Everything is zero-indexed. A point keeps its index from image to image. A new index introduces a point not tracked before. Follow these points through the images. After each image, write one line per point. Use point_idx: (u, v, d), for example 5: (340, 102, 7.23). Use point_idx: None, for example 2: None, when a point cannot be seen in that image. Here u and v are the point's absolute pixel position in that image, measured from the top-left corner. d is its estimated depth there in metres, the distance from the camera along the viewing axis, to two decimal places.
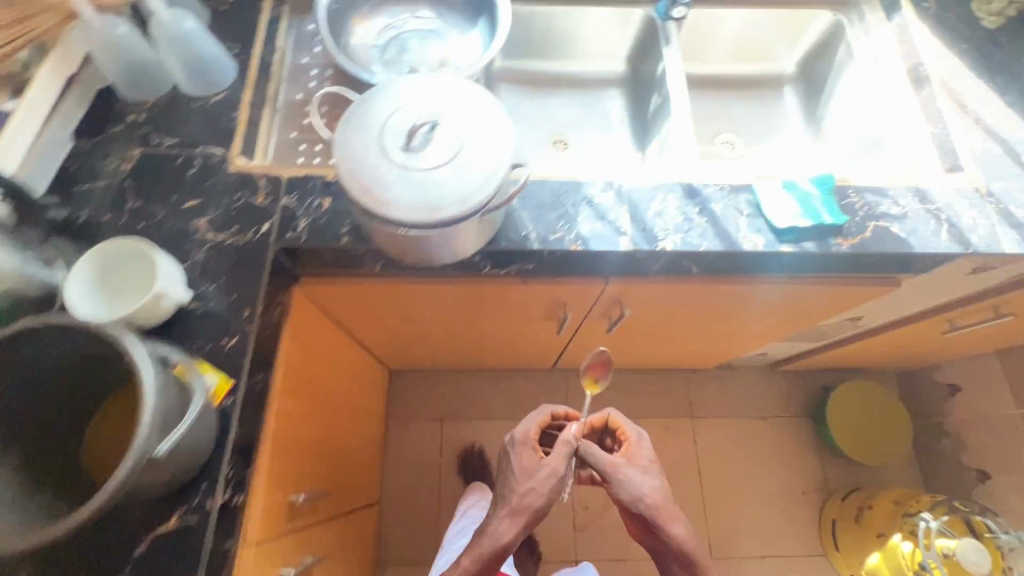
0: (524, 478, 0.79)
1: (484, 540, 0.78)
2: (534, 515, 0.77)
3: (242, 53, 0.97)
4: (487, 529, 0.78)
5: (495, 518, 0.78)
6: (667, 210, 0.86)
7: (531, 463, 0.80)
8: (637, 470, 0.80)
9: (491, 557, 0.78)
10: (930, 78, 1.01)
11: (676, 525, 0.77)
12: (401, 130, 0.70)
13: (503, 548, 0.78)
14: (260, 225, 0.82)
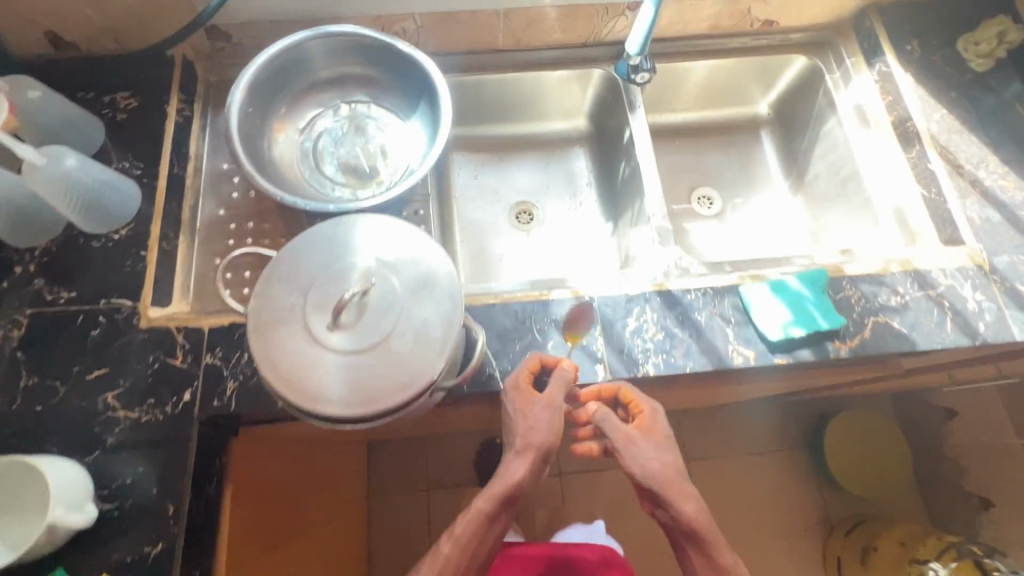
0: (539, 429, 0.64)
1: (490, 489, 0.63)
2: (534, 448, 0.63)
3: (147, 172, 0.83)
4: (495, 481, 0.63)
5: (500, 474, 0.63)
6: (646, 325, 0.77)
7: (530, 400, 0.66)
8: (647, 444, 0.64)
9: (494, 507, 0.62)
10: (921, 135, 0.92)
11: (689, 499, 0.61)
12: (328, 302, 0.59)
13: (506, 491, 0.62)
14: (180, 394, 0.71)
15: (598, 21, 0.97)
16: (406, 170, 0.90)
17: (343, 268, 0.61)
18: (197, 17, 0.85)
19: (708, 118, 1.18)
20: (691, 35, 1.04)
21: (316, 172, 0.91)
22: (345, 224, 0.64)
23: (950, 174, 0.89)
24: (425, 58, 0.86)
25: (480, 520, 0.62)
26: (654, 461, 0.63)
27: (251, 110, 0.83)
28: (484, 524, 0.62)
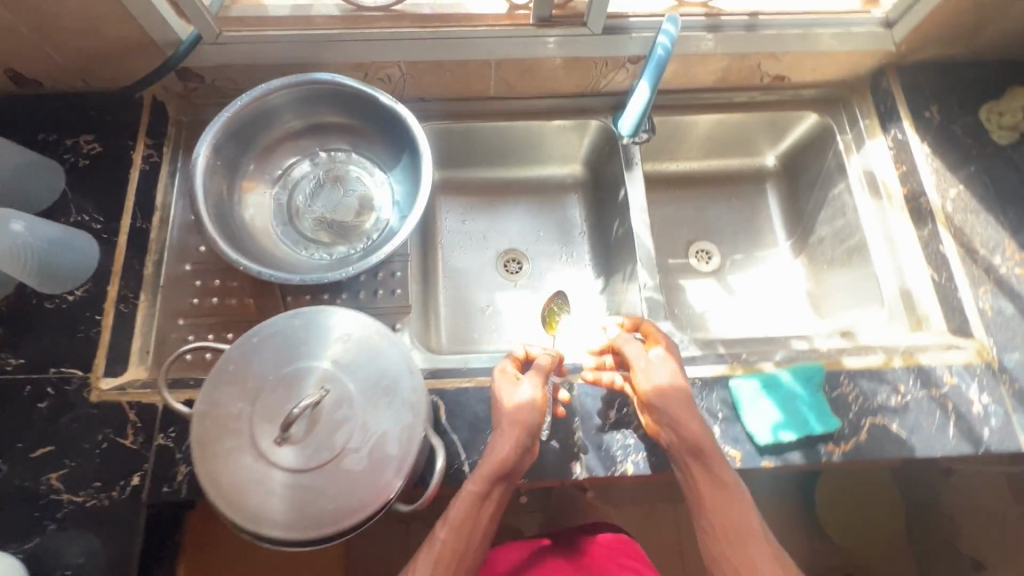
0: (523, 405, 0.64)
1: (488, 463, 0.61)
2: (528, 424, 0.63)
3: (108, 226, 0.78)
4: (490, 454, 0.62)
5: (498, 443, 0.63)
6: (627, 418, 0.73)
7: (512, 386, 0.67)
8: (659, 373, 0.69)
9: (499, 475, 0.61)
10: (934, 212, 0.86)
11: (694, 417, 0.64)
12: (277, 412, 0.54)
13: (511, 458, 0.61)
14: (127, 478, 0.67)
15: (596, 74, 0.90)
16: (384, 229, 0.85)
17: (296, 372, 0.56)
18: (166, 62, 0.80)
19: (712, 167, 1.12)
20: (696, 86, 0.98)
21: (289, 226, 0.85)
22: (304, 319, 0.59)
23: (964, 258, 0.83)
24: (407, 112, 0.81)
25: (483, 492, 0.60)
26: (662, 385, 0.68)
27: (219, 164, 0.78)
28: (489, 490, 0.61)
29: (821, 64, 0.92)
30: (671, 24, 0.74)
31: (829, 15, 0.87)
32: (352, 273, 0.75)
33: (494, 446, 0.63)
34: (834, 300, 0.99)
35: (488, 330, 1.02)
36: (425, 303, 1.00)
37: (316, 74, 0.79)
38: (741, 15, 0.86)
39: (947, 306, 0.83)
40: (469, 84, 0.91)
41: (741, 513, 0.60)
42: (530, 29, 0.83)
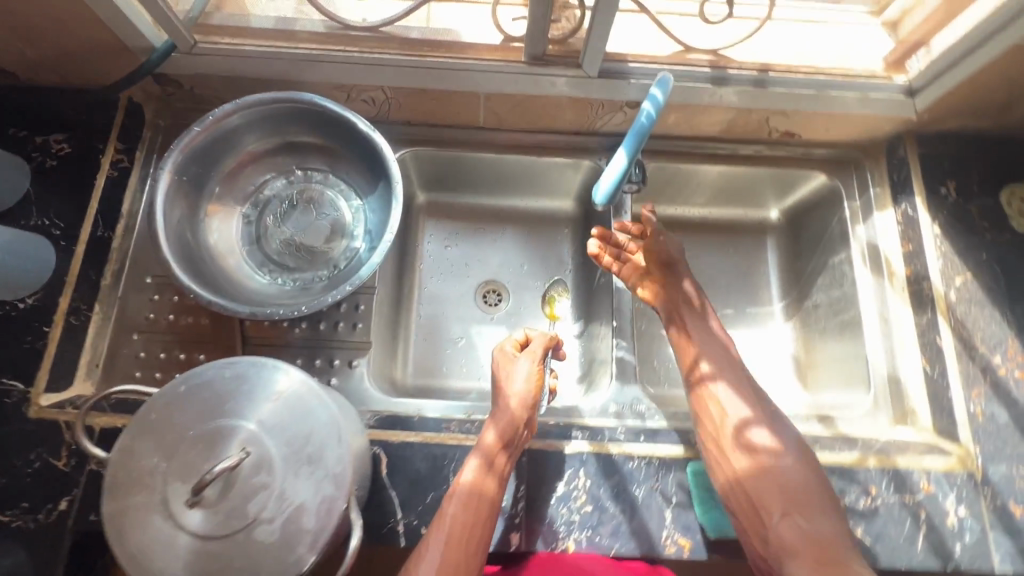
0: (517, 381, 0.72)
1: (498, 418, 0.69)
2: (523, 397, 0.70)
3: (68, 232, 0.76)
4: (497, 413, 0.69)
5: (506, 399, 0.71)
6: (575, 493, 0.69)
7: (512, 368, 0.75)
8: (690, 329, 0.79)
9: (507, 429, 0.68)
10: (935, 300, 0.80)
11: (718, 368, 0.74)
12: (192, 472, 0.52)
13: (513, 424, 0.68)
14: (56, 501, 0.66)
15: (593, 114, 0.85)
16: (351, 258, 0.82)
17: (218, 429, 0.53)
18: (141, 66, 0.77)
19: (713, 215, 1.05)
20: (700, 135, 0.92)
21: (255, 245, 0.82)
22: (235, 370, 0.56)
23: (960, 354, 0.77)
24: (383, 141, 0.77)
25: (502, 441, 0.67)
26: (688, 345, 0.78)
27: (185, 178, 0.75)
28: (507, 442, 0.67)
29: (835, 125, 0.86)
30: (659, 89, 0.66)
31: (848, 76, 0.81)
32: (306, 310, 0.72)
33: (499, 412, 0.70)
34: (822, 374, 0.93)
35: (457, 365, 0.98)
36: (393, 333, 0.97)
37: (294, 94, 0.75)
38: (751, 69, 0.80)
39: (936, 402, 0.78)
40: (455, 113, 0.87)
41: (775, 451, 0.65)
42: (521, 67, 0.79)
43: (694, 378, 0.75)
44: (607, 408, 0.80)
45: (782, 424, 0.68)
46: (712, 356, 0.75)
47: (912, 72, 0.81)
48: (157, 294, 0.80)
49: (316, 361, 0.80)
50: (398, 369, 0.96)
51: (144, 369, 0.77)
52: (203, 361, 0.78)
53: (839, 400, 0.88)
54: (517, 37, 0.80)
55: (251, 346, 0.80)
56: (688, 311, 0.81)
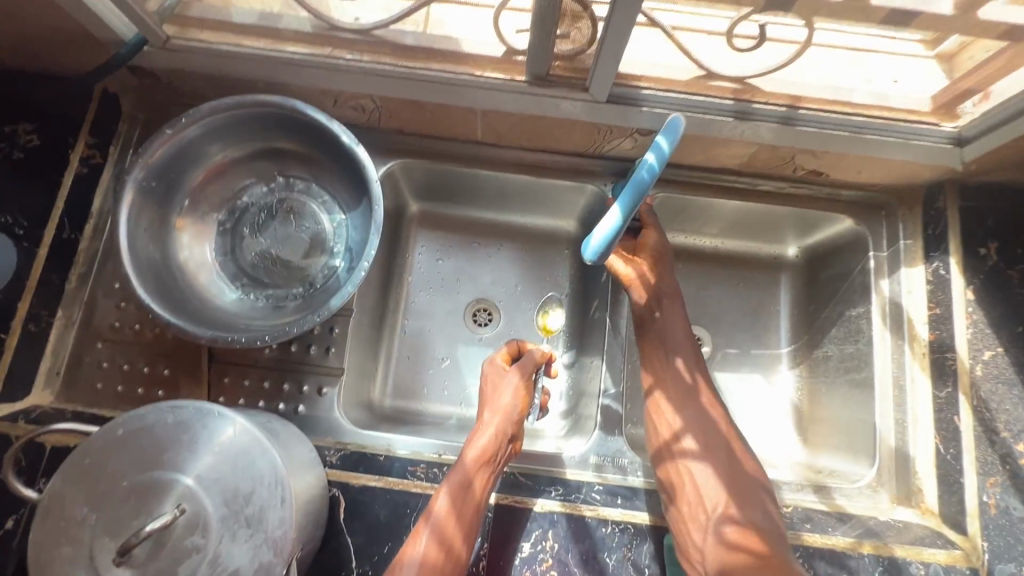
0: (504, 394, 0.69)
1: (452, 483, 0.62)
2: (507, 411, 0.67)
3: (31, 232, 0.72)
4: (450, 476, 0.63)
5: (465, 451, 0.65)
6: (541, 556, 0.65)
7: (502, 382, 0.71)
8: (670, 400, 0.72)
9: (464, 496, 0.61)
10: (958, 374, 0.73)
11: (699, 444, 0.68)
12: (123, 527, 0.49)
13: (497, 438, 0.65)
14: (3, 518, 0.61)
15: (601, 138, 0.79)
16: (329, 277, 0.77)
17: (156, 481, 0.51)
18: (113, 58, 0.71)
19: (727, 247, 0.97)
20: (717, 166, 0.85)
21: (229, 256, 0.77)
22: (179, 417, 0.53)
23: (977, 437, 0.71)
24: (367, 157, 0.71)
25: (458, 510, 0.61)
26: (665, 416, 0.71)
27: (154, 184, 0.70)
28: (463, 510, 0.61)
29: (868, 167, 0.78)
30: (664, 140, 0.61)
31: (893, 118, 0.72)
32: (268, 340, 0.66)
33: (480, 428, 0.66)
34: (825, 433, 0.86)
35: (438, 390, 0.88)
36: (371, 351, 0.86)
37: (274, 99, 0.69)
38: (779, 103, 0.71)
39: (944, 485, 0.72)
40: (452, 125, 0.81)
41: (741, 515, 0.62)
42: (523, 85, 0.71)
43: (670, 456, 0.68)
44: (587, 459, 0.74)
45: (759, 501, 0.64)
46: (693, 430, 0.69)
47: (964, 117, 0.71)
48: (123, 301, 0.76)
49: (285, 385, 0.76)
50: (372, 391, 0.86)
51: (105, 380, 0.74)
52: (168, 375, 0.75)
53: (840, 464, 0.82)
54: (520, 48, 0.69)
55: (218, 363, 0.76)
56: (669, 377, 0.73)
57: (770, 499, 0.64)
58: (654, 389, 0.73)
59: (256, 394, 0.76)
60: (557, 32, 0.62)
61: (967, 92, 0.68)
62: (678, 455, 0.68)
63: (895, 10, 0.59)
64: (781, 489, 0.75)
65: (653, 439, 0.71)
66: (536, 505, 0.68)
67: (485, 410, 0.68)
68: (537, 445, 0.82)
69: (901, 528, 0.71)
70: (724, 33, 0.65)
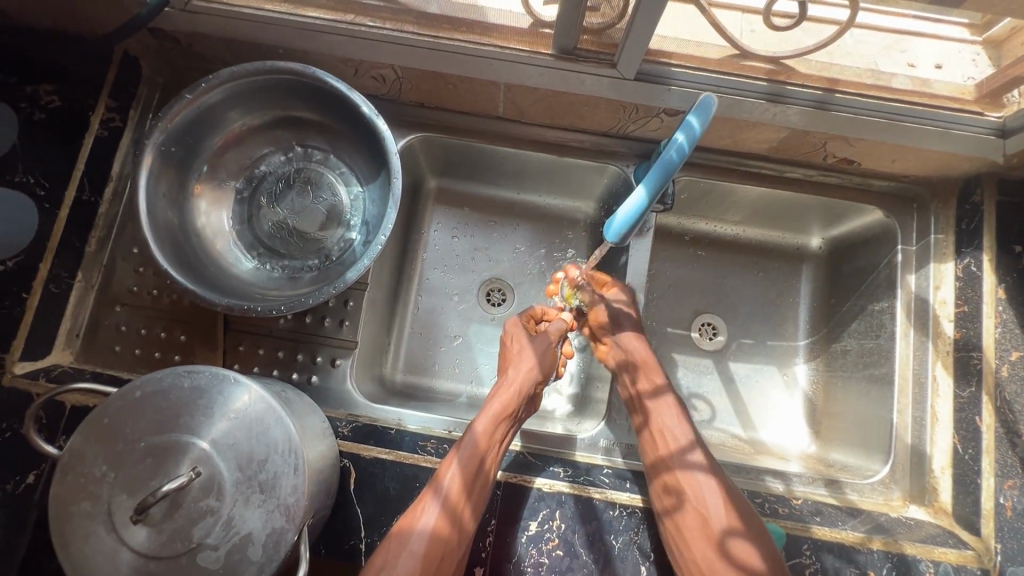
0: (530, 354, 0.71)
1: (463, 451, 0.62)
2: (531, 369, 0.70)
3: (52, 194, 0.72)
4: (462, 445, 0.62)
5: (479, 417, 0.65)
6: (548, 535, 0.65)
7: (528, 340, 0.73)
8: (671, 414, 0.68)
9: (476, 465, 0.61)
10: (982, 374, 0.72)
11: (705, 460, 0.64)
12: (140, 486, 0.50)
13: (519, 395, 0.67)
14: (24, 473, 0.63)
15: (626, 117, 0.77)
16: (345, 250, 0.76)
17: (172, 443, 0.51)
18: (133, 19, 0.68)
19: (749, 235, 0.94)
20: (744, 151, 0.82)
21: (246, 225, 0.77)
22: (194, 382, 0.53)
23: (998, 438, 0.69)
24: (387, 129, 0.70)
25: (468, 481, 0.60)
26: (670, 430, 0.67)
27: (174, 149, 0.70)
28: (474, 480, 0.61)
29: (902, 156, 0.76)
30: (695, 119, 0.58)
31: (935, 106, 0.68)
32: (284, 311, 0.66)
33: (501, 389, 0.68)
34: (838, 428, 0.85)
35: (450, 366, 0.88)
36: (384, 326, 0.86)
37: (295, 66, 0.68)
38: (816, 86, 0.68)
39: (962, 485, 0.71)
40: (473, 100, 0.80)
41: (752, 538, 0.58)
42: (549, 59, 0.69)
43: (675, 467, 0.64)
44: (597, 442, 0.75)
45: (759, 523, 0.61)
46: (700, 443, 0.65)
47: (1011, 106, 0.68)
48: (142, 266, 0.77)
49: (298, 356, 0.76)
50: (385, 365, 0.86)
51: (124, 343, 0.75)
52: (184, 341, 0.76)
53: (851, 459, 0.81)
54: (548, 21, 0.65)
55: (233, 331, 0.77)
56: (670, 392, 0.70)
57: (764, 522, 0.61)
58: (656, 401, 0.69)
59: (270, 363, 0.76)
60: (587, 3, 0.59)
61: (1017, 82, 0.65)
62: (685, 468, 0.63)
63: None
64: (790, 482, 0.75)
65: (653, 452, 0.67)
66: (544, 485, 0.68)
67: (507, 371, 0.71)
68: (548, 428, 0.81)
69: (912, 526, 0.70)
70: (761, 11, 0.62)
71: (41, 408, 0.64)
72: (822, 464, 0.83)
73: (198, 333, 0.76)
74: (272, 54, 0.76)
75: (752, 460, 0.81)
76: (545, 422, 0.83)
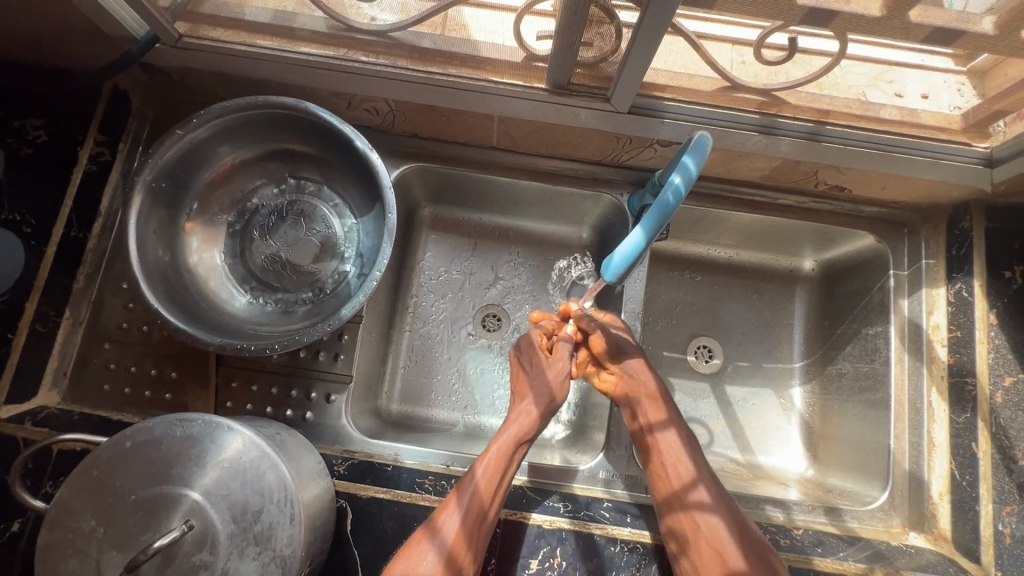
0: (544, 385, 0.71)
1: (465, 498, 0.60)
2: (547, 398, 0.70)
3: (39, 232, 0.71)
4: (464, 488, 0.61)
5: (484, 457, 0.64)
6: (548, 574, 0.64)
7: (540, 363, 0.73)
8: (679, 451, 0.67)
9: (478, 512, 0.59)
10: (977, 401, 0.72)
11: (711, 496, 0.63)
12: (130, 541, 0.49)
13: (538, 419, 0.68)
14: (8, 521, 0.61)
15: (621, 147, 0.78)
16: (339, 283, 0.75)
17: (164, 496, 0.50)
18: (124, 55, 0.69)
19: (743, 258, 0.95)
20: (736, 178, 0.83)
21: (238, 259, 0.76)
22: (187, 430, 0.52)
23: (994, 464, 0.70)
24: (380, 162, 0.69)
25: (469, 530, 0.58)
26: (676, 467, 0.66)
27: (163, 186, 0.69)
28: (476, 528, 0.59)
29: (893, 183, 0.77)
30: (690, 160, 0.58)
31: (923, 136, 0.70)
32: (277, 349, 0.64)
33: (519, 413, 0.68)
34: (835, 452, 0.85)
35: (446, 395, 0.87)
36: (378, 357, 0.85)
37: (288, 101, 0.68)
38: (806, 119, 0.69)
39: (961, 510, 0.71)
40: (468, 131, 0.80)
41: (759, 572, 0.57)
42: (543, 94, 0.70)
43: (683, 507, 0.63)
44: (597, 473, 0.75)
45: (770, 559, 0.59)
46: (706, 480, 0.64)
47: (996, 137, 0.69)
48: (132, 302, 0.75)
49: (292, 392, 0.75)
50: (380, 396, 0.85)
51: (113, 382, 0.74)
52: (175, 378, 0.74)
53: (850, 484, 0.81)
54: (541, 55, 0.65)
55: (225, 368, 0.75)
56: (676, 429, 0.69)
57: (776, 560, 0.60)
58: (660, 437, 0.68)
59: (264, 400, 0.75)
60: (580, 40, 0.60)
61: (1003, 113, 0.66)
62: (688, 507, 0.63)
63: (937, 30, 0.55)
64: (791, 510, 0.75)
65: (660, 491, 0.66)
66: (543, 522, 0.67)
67: (522, 398, 0.71)
68: (547, 459, 0.80)
69: (912, 554, 0.70)
70: (754, 43, 0.60)
71: (29, 455, 0.62)
72: (821, 489, 0.83)
73: (189, 368, 0.75)
74: (264, 86, 0.75)
75: (751, 487, 0.81)
76: (543, 451, 0.82)
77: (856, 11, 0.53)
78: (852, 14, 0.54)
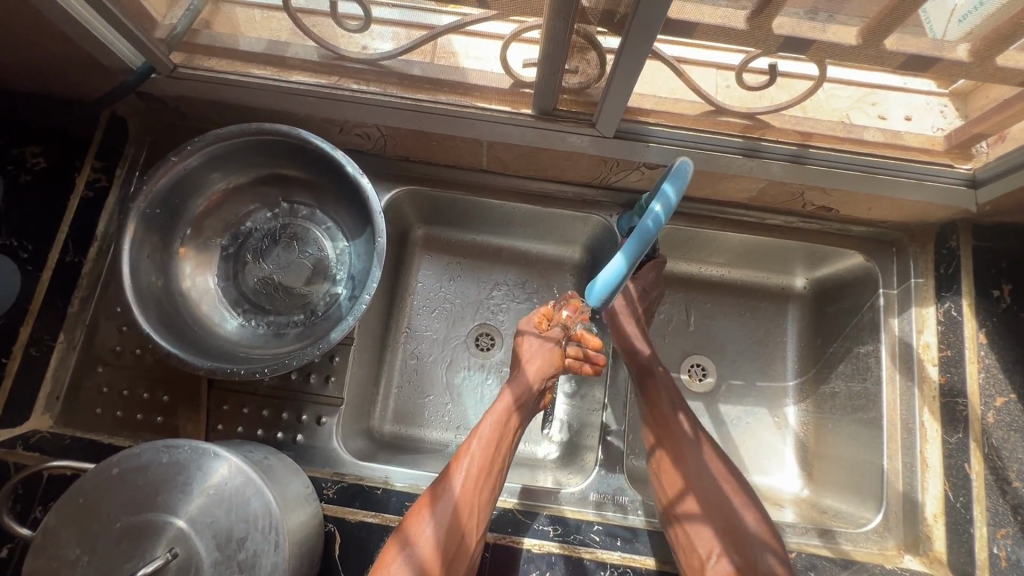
0: (533, 363, 0.75)
1: (439, 508, 0.61)
2: (537, 363, 0.75)
3: (35, 256, 0.73)
4: (439, 501, 0.62)
5: (461, 465, 0.65)
6: None
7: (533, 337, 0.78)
8: (681, 447, 0.72)
9: (452, 527, 0.60)
10: (969, 420, 0.72)
11: (707, 491, 0.68)
12: (114, 570, 0.49)
13: (528, 386, 0.72)
14: None
15: (609, 169, 0.79)
16: (330, 305, 0.76)
17: (149, 523, 0.51)
18: (122, 85, 0.71)
19: (735, 276, 0.95)
20: (725, 199, 0.84)
21: (231, 282, 0.77)
22: (174, 457, 0.53)
23: (988, 485, 0.69)
24: (370, 187, 0.70)
25: (443, 541, 0.59)
26: (677, 462, 0.71)
27: (157, 212, 0.70)
28: (450, 545, 0.59)
29: (878, 204, 0.78)
30: (671, 188, 0.59)
31: (906, 158, 0.70)
32: (267, 373, 0.65)
33: (514, 382, 0.73)
34: (830, 471, 0.85)
35: (438, 415, 0.87)
36: (371, 377, 0.85)
37: (280, 127, 0.69)
38: (789, 142, 0.70)
39: (956, 532, 0.70)
40: (459, 154, 0.81)
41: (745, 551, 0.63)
42: (529, 119, 0.71)
43: (682, 498, 0.68)
44: (588, 496, 0.74)
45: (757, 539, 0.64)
46: (705, 473, 0.69)
47: (979, 158, 0.70)
48: (125, 326, 0.76)
49: (283, 415, 0.75)
50: (373, 417, 0.85)
51: (105, 406, 0.74)
52: (167, 402, 0.75)
53: (844, 506, 0.80)
54: (528, 81, 0.66)
55: (218, 391, 0.76)
56: (678, 425, 0.74)
57: (777, 559, 0.62)
58: (666, 442, 0.73)
59: (255, 423, 0.75)
60: (565, 67, 0.62)
61: (984, 135, 0.67)
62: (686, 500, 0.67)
63: (912, 56, 0.56)
64: (784, 533, 0.74)
65: (663, 483, 0.71)
66: (533, 547, 0.67)
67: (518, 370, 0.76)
68: (538, 481, 0.79)
69: None
70: (736, 67, 0.61)
71: (19, 481, 0.62)
72: (816, 510, 0.83)
73: (182, 392, 0.75)
74: (258, 113, 0.77)
75: None
76: (536, 473, 0.81)
77: (831, 40, 0.54)
78: (828, 42, 0.55)
